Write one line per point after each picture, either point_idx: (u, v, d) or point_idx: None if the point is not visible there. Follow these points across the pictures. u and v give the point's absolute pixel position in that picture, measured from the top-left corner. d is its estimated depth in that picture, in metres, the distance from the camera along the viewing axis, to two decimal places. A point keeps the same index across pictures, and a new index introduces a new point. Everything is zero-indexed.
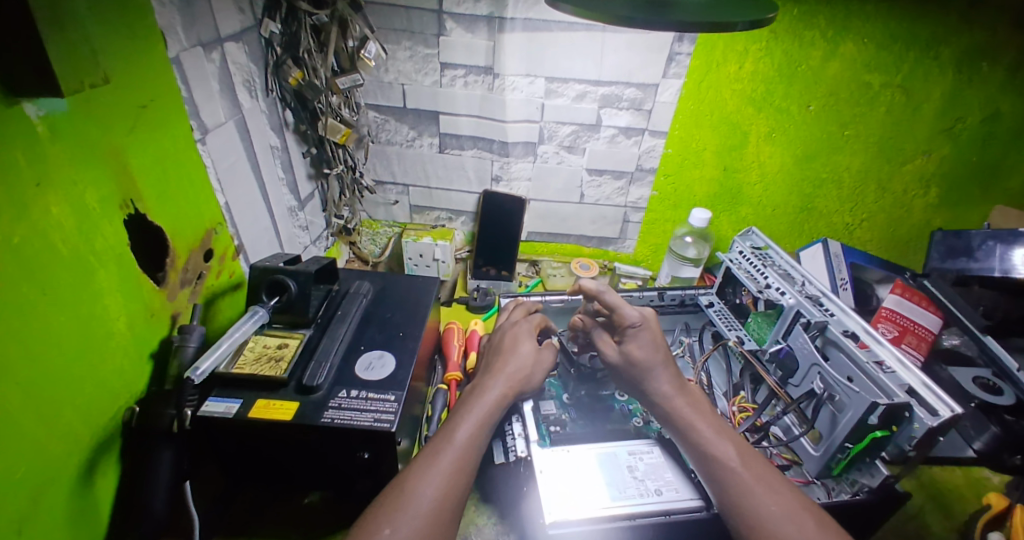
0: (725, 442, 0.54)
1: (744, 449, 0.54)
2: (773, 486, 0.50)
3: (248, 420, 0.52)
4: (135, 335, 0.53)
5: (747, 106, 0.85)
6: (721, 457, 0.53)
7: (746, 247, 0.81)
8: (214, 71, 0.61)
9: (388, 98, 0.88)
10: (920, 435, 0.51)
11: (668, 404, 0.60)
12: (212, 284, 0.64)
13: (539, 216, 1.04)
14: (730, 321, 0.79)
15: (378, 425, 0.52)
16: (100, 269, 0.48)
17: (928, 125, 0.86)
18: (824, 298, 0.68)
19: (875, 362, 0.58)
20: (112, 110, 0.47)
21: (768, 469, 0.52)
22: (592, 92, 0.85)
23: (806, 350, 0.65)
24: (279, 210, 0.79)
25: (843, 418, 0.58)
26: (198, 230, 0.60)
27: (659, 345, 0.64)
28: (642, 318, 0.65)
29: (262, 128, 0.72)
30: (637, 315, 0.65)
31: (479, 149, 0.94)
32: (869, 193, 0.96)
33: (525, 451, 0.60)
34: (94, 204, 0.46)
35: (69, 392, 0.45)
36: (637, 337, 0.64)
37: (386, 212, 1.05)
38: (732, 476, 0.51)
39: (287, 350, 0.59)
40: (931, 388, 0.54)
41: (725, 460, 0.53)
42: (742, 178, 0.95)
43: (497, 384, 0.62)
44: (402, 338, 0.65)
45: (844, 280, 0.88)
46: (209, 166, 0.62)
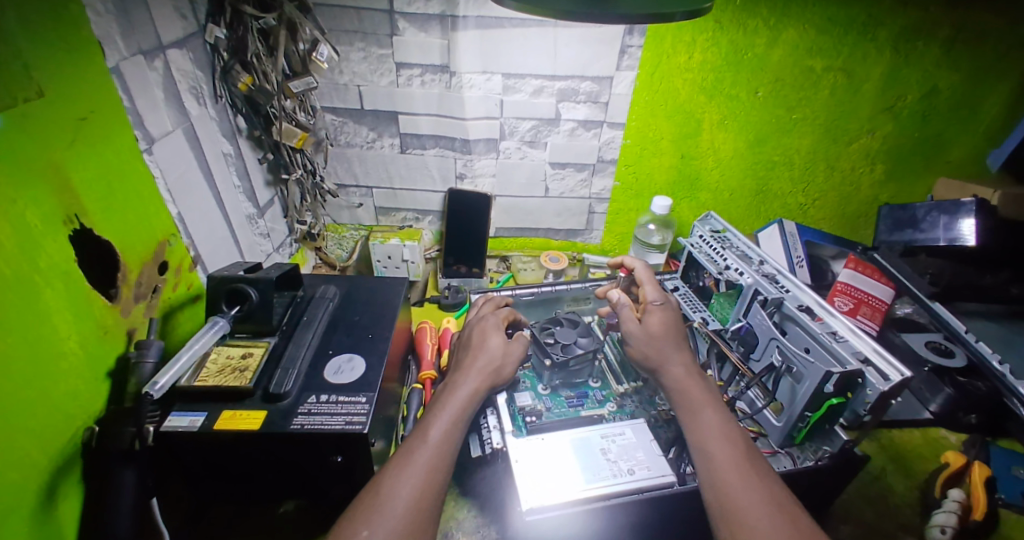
0: (710, 421, 0.57)
1: (727, 426, 0.56)
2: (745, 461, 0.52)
3: (213, 433, 0.51)
4: (89, 354, 0.51)
5: (699, 95, 0.88)
6: (706, 433, 0.56)
7: (705, 231, 0.83)
8: (158, 79, 0.60)
9: (344, 100, 0.87)
10: (874, 399, 0.55)
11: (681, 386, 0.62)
12: (169, 298, 0.63)
13: (506, 212, 1.04)
14: (695, 303, 0.81)
15: (350, 428, 0.52)
16: (46, 288, 0.46)
17: (871, 105, 0.91)
18: (781, 275, 0.71)
19: (828, 332, 0.61)
20: (50, 123, 0.46)
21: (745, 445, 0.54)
22: (549, 86, 0.86)
23: (764, 326, 0.67)
24: (237, 220, 0.77)
25: (801, 388, 0.60)
26: (149, 243, 0.58)
27: (675, 321, 0.70)
28: (663, 298, 0.74)
29: (213, 135, 0.70)
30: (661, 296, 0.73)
31: (440, 147, 0.94)
32: (819, 172, 1.00)
33: (501, 442, 0.62)
34: (35, 221, 0.44)
35: (23, 417, 0.44)
36: (656, 312, 0.71)
37: (351, 216, 1.04)
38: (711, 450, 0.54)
39: (252, 359, 0.58)
40: (882, 355, 0.57)
41: (709, 438, 0.55)
42: (699, 165, 0.98)
43: (469, 380, 0.63)
44: (371, 340, 0.65)
45: (800, 258, 0.92)
46: (158, 176, 0.60)
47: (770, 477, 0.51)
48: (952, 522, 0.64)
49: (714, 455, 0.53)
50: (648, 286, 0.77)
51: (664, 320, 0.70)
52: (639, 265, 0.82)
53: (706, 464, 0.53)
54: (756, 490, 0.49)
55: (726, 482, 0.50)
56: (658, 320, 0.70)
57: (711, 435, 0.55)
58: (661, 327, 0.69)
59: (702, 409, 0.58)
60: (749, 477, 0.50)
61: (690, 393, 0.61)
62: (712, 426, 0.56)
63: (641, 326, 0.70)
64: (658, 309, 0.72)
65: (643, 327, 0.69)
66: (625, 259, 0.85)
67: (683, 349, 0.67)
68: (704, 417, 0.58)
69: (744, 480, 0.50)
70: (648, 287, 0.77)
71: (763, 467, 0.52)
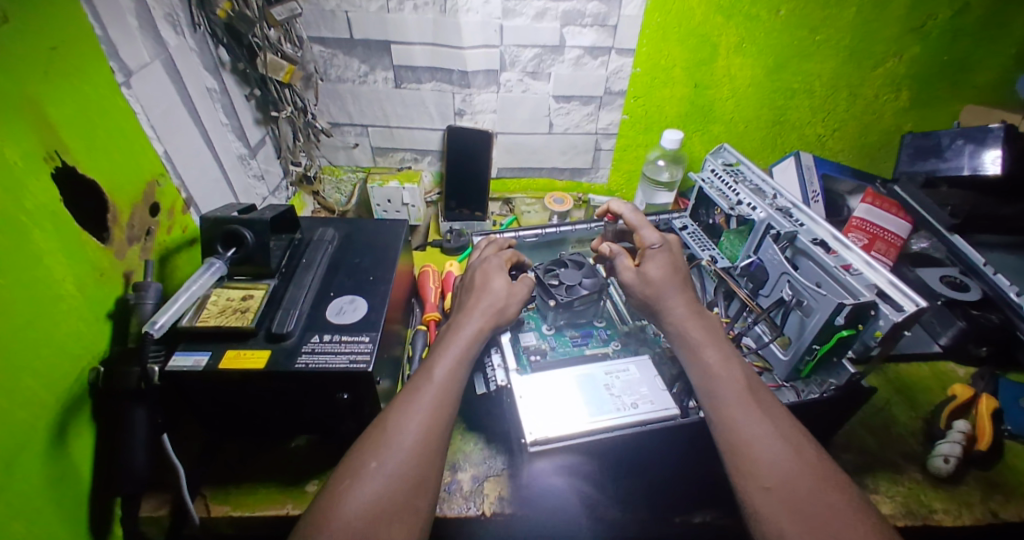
0: (713, 357, 0.56)
1: (729, 362, 0.56)
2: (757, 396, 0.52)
3: (218, 372, 0.51)
4: (88, 297, 0.50)
5: (715, 15, 0.81)
6: (710, 369, 0.55)
7: (717, 165, 0.79)
8: (128, 4, 0.55)
9: (332, 29, 0.81)
10: (886, 330, 0.54)
11: (680, 326, 0.61)
12: (164, 240, 0.61)
13: (509, 151, 1.00)
14: (704, 242, 0.79)
15: (354, 366, 0.52)
16: (34, 228, 0.45)
17: (897, 24, 0.83)
18: (795, 209, 0.68)
19: (842, 265, 0.59)
20: (17, 53, 0.43)
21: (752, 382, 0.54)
22: (553, 8, 0.79)
23: (775, 261, 0.65)
24: (229, 160, 0.74)
25: (810, 322, 0.59)
26: (137, 184, 0.56)
27: (676, 263, 0.68)
28: (660, 239, 0.72)
29: (195, 68, 0.66)
30: (658, 239, 0.71)
31: (437, 81, 0.88)
32: (840, 100, 0.94)
33: (506, 380, 0.61)
34: (15, 159, 0.42)
35: (24, 358, 0.44)
36: (654, 256, 0.69)
37: (347, 157, 1.00)
38: (712, 386, 0.54)
39: (253, 301, 0.58)
40: (897, 286, 0.55)
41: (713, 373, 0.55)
42: (712, 95, 0.92)
43: (473, 320, 0.62)
44: (372, 282, 0.64)
45: (815, 193, 0.88)
46: (139, 112, 0.57)
47: (774, 408, 0.52)
48: (956, 452, 0.64)
49: (717, 390, 0.53)
50: (643, 230, 0.74)
51: (663, 263, 0.68)
52: (628, 209, 0.79)
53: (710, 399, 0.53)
54: (763, 422, 0.50)
55: (734, 415, 0.51)
56: (658, 265, 0.68)
57: (715, 371, 0.55)
58: (661, 271, 0.67)
59: (703, 346, 0.58)
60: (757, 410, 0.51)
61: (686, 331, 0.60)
62: (714, 362, 0.56)
63: (639, 272, 0.69)
64: (656, 254, 0.70)
65: (643, 275, 0.68)
66: (611, 204, 0.81)
67: (685, 288, 0.66)
68: (704, 354, 0.57)
69: (753, 412, 0.50)
70: (643, 230, 0.74)
71: (769, 399, 0.53)
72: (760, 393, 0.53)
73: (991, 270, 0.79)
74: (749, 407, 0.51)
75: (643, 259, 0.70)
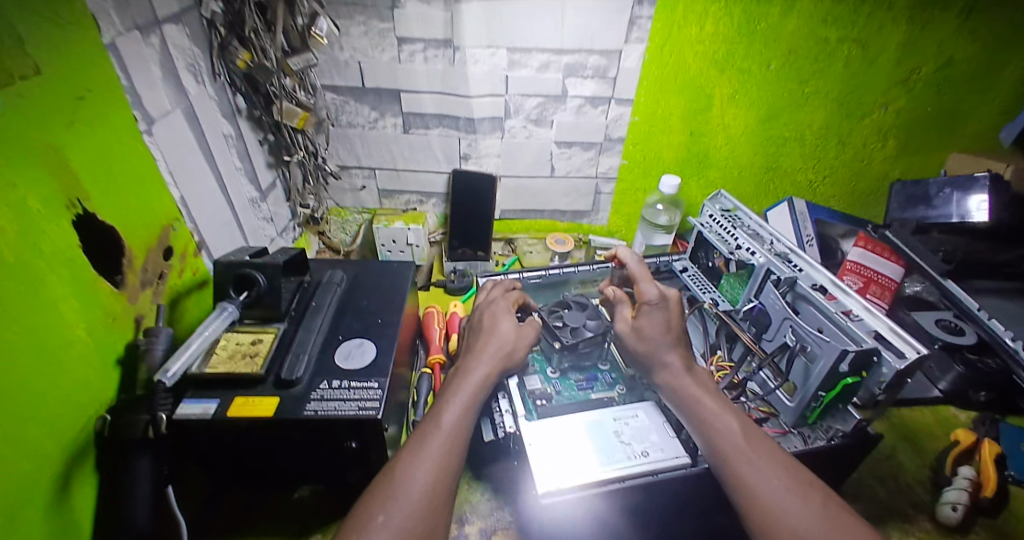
0: (711, 405, 0.57)
1: (728, 409, 0.56)
2: (761, 445, 0.52)
3: (226, 420, 0.51)
4: (97, 343, 0.50)
5: (710, 68, 0.85)
6: (711, 417, 0.56)
7: (716, 210, 0.81)
8: (155, 57, 0.57)
9: (344, 77, 0.84)
10: (890, 377, 0.55)
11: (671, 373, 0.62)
12: (175, 284, 0.61)
13: (512, 194, 1.03)
14: (704, 283, 0.81)
15: (364, 413, 0.52)
16: (50, 274, 0.45)
17: (886, 77, 0.89)
18: (793, 254, 0.70)
19: (842, 311, 0.61)
20: (43, 104, 0.44)
21: (754, 430, 0.54)
22: (556, 60, 0.83)
23: (777, 306, 0.66)
24: (240, 203, 0.76)
25: (815, 367, 0.60)
26: (153, 228, 0.57)
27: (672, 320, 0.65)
28: (661, 294, 0.68)
29: (213, 115, 0.68)
30: (657, 293, 0.67)
31: (444, 126, 0.91)
32: (830, 147, 0.98)
33: (514, 426, 0.62)
34: (36, 206, 0.43)
35: (33, 408, 0.43)
36: (650, 313, 0.66)
37: (354, 198, 1.02)
38: (716, 434, 0.54)
39: (261, 346, 0.58)
40: (897, 331, 0.57)
41: (714, 422, 0.55)
42: (708, 141, 0.96)
43: (481, 364, 0.62)
44: (380, 325, 0.64)
45: (810, 236, 0.91)
46: (159, 158, 0.58)
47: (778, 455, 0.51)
48: (964, 498, 0.64)
49: (721, 438, 0.53)
50: (644, 282, 0.70)
51: (660, 320, 0.65)
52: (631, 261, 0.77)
53: (715, 448, 0.53)
54: (773, 471, 0.49)
55: (742, 466, 0.51)
56: (652, 322, 0.65)
57: (715, 419, 0.55)
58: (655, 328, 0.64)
59: (699, 394, 0.59)
60: (766, 459, 0.51)
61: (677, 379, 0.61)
62: (713, 410, 0.56)
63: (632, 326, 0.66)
64: (652, 310, 0.67)
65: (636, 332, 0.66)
66: (619, 252, 0.82)
67: (678, 344, 0.64)
68: (702, 401, 0.58)
69: (762, 461, 0.50)
70: (645, 282, 0.70)
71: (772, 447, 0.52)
72: (764, 442, 0.53)
73: (987, 316, 0.80)
74: (756, 455, 0.51)
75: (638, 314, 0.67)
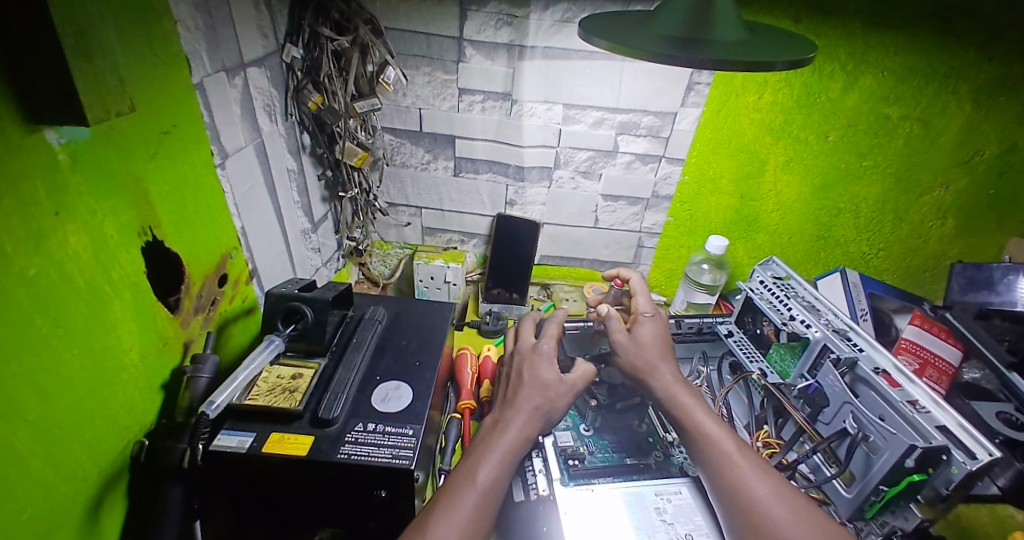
0: (739, 454, 0.55)
1: (756, 462, 0.54)
2: (795, 503, 0.50)
3: (261, 456, 0.50)
4: (147, 367, 0.51)
5: (765, 135, 0.86)
6: (739, 470, 0.54)
7: (767, 277, 0.80)
8: (237, 96, 0.61)
9: (404, 122, 0.88)
10: (959, 479, 0.50)
11: (691, 420, 0.60)
12: (225, 310, 0.63)
13: (553, 240, 1.03)
14: (752, 352, 0.78)
15: (397, 462, 0.50)
16: (115, 298, 0.46)
17: (946, 157, 0.88)
18: (852, 331, 0.67)
19: (908, 401, 0.57)
20: (135, 137, 0.46)
21: (787, 486, 0.52)
22: (610, 118, 0.85)
23: (836, 388, 0.63)
24: (293, 234, 0.78)
25: (878, 460, 0.56)
26: (213, 256, 0.59)
27: (664, 334, 0.71)
28: (653, 309, 0.75)
29: (280, 151, 0.71)
30: (651, 307, 0.75)
31: (493, 173, 0.93)
32: (886, 222, 0.97)
33: (547, 490, 0.60)
34: (112, 233, 0.45)
35: (78, 430, 0.44)
36: (647, 324, 0.72)
37: (398, 234, 1.04)
38: (742, 488, 0.52)
39: (301, 381, 0.58)
40: (967, 429, 0.53)
41: (742, 474, 0.53)
42: (758, 206, 0.95)
43: (523, 415, 0.60)
44: (418, 367, 0.63)
45: (864, 310, 0.87)
46: (228, 191, 0.61)
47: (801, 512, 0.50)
48: None
49: (751, 494, 0.51)
50: (639, 297, 0.78)
51: (654, 331, 0.71)
52: (636, 276, 0.82)
53: (746, 507, 0.51)
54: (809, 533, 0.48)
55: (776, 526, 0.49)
56: (648, 330, 0.71)
57: (743, 471, 0.53)
58: (650, 337, 0.70)
59: (719, 439, 0.57)
60: (801, 520, 0.49)
61: (698, 422, 0.59)
62: (740, 461, 0.54)
63: (631, 335, 0.71)
64: (647, 321, 0.73)
65: (632, 337, 0.71)
66: (621, 272, 0.85)
67: (668, 357, 0.69)
68: (725, 448, 0.56)
69: (797, 522, 0.49)
70: (639, 297, 0.77)
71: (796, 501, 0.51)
72: (799, 502, 0.51)
73: None
74: (790, 515, 0.49)
75: (634, 324, 0.73)
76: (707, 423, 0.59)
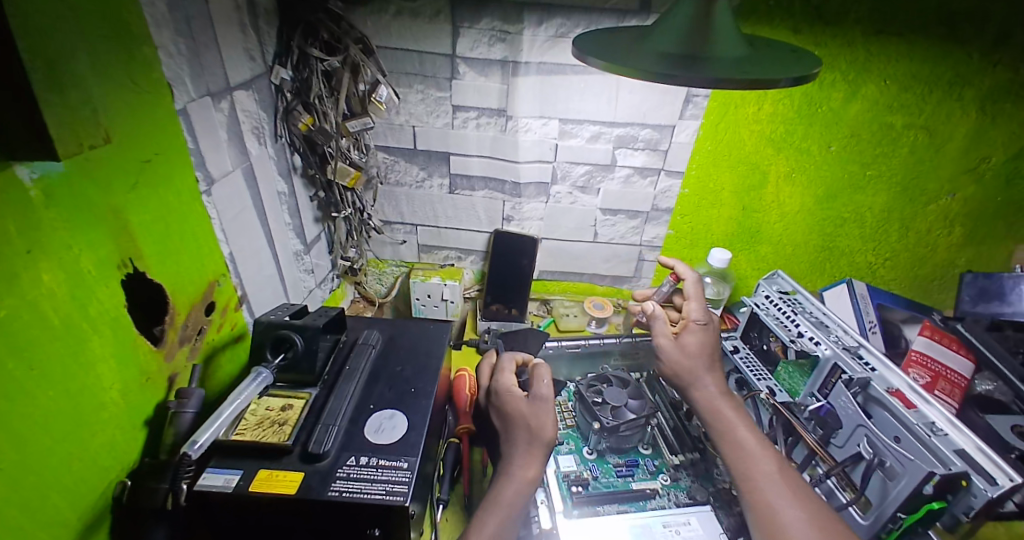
0: (768, 470, 0.56)
1: (786, 480, 0.55)
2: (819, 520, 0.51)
3: (247, 496, 0.47)
4: (129, 404, 0.49)
5: (766, 146, 0.84)
6: (764, 483, 0.55)
7: (773, 292, 0.78)
8: (222, 120, 0.59)
9: (398, 139, 0.86)
10: (980, 506, 0.48)
11: (732, 432, 0.61)
12: (213, 339, 0.61)
13: (551, 255, 1.01)
14: (758, 368, 0.74)
15: (390, 499, 0.47)
16: (94, 335, 0.44)
17: (952, 165, 0.86)
18: (863, 348, 0.65)
19: (925, 423, 0.55)
20: (113, 169, 0.44)
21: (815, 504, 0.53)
22: (607, 133, 0.84)
23: (849, 410, 0.60)
24: (284, 256, 0.76)
25: (895, 487, 0.53)
26: (199, 284, 0.57)
27: (713, 343, 0.72)
28: (706, 316, 0.75)
29: (270, 174, 0.70)
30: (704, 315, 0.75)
31: (490, 189, 0.92)
32: (892, 231, 0.95)
33: (550, 524, 0.57)
34: (89, 268, 0.43)
35: (57, 474, 0.42)
36: (700, 331, 0.73)
37: (393, 251, 1.03)
38: (766, 503, 0.54)
39: (291, 413, 0.55)
40: (986, 453, 0.51)
41: (767, 488, 0.55)
42: (760, 218, 0.93)
43: (522, 459, 0.59)
44: (414, 395, 0.61)
45: (872, 323, 0.85)
46: (214, 217, 0.59)
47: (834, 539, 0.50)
48: None
49: (777, 515, 0.52)
50: (692, 302, 0.77)
51: (702, 339, 0.72)
52: (692, 277, 0.80)
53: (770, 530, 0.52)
54: None
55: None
56: (697, 340, 0.72)
57: (769, 486, 0.55)
58: (697, 346, 0.71)
59: (752, 453, 0.58)
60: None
61: (740, 442, 0.60)
62: (768, 476, 0.56)
63: (677, 341, 0.73)
64: (698, 330, 0.73)
65: (679, 344, 0.72)
66: (678, 267, 0.83)
67: (716, 367, 0.70)
68: (755, 463, 0.57)
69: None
70: (692, 303, 0.77)
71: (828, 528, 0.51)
72: (823, 523, 0.51)
73: None
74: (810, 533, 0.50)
75: (683, 331, 0.74)
76: (745, 438, 0.60)
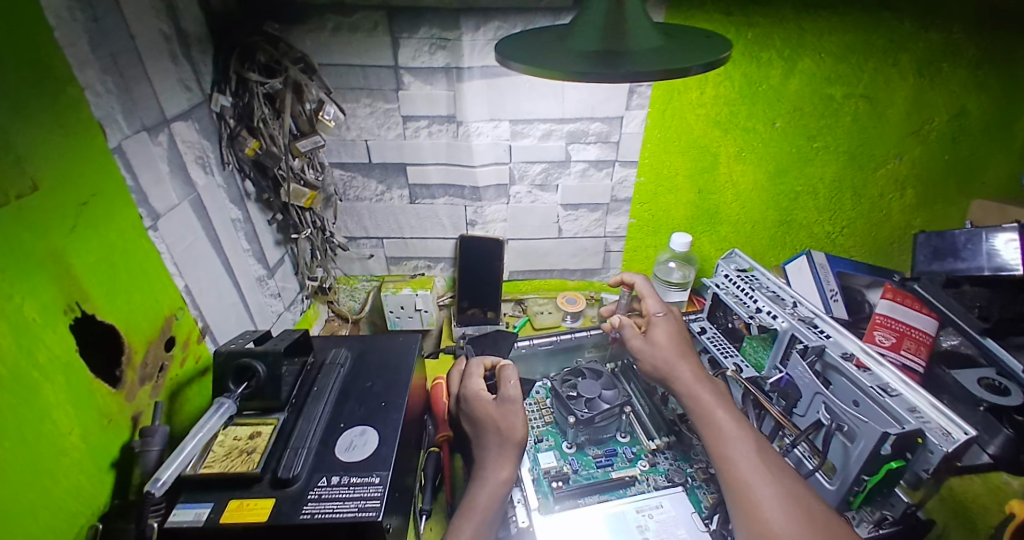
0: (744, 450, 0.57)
1: (761, 458, 0.56)
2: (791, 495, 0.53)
3: (218, 528, 0.47)
4: (92, 447, 0.49)
5: (714, 129, 0.86)
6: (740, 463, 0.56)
7: (731, 271, 0.79)
8: (162, 153, 0.59)
9: (352, 154, 0.86)
10: (937, 461, 0.49)
11: (708, 416, 0.62)
12: (176, 374, 0.61)
13: (519, 255, 1.02)
14: (725, 346, 0.76)
15: (362, 515, 0.48)
16: (45, 382, 0.44)
17: (897, 129, 0.89)
18: (818, 318, 0.66)
19: (878, 385, 0.56)
20: (48, 213, 0.44)
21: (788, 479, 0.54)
22: (558, 129, 0.84)
23: (806, 379, 0.62)
24: (246, 283, 0.76)
25: (855, 449, 0.54)
26: (155, 321, 0.57)
27: (679, 331, 0.75)
28: (664, 308, 0.79)
29: (221, 202, 0.70)
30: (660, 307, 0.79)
31: (450, 196, 0.92)
32: (845, 199, 0.97)
33: (527, 521, 0.58)
34: (32, 316, 0.42)
35: (22, 524, 0.41)
36: (662, 324, 0.76)
37: (362, 267, 1.03)
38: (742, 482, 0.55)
39: (259, 440, 0.55)
40: (941, 409, 0.53)
41: (743, 467, 0.56)
42: (717, 199, 0.95)
43: (495, 462, 0.59)
44: (384, 409, 0.61)
45: (834, 291, 0.87)
46: (163, 252, 0.59)
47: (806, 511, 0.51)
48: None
49: (754, 495, 0.53)
50: (648, 300, 0.81)
51: (668, 329, 0.75)
52: (640, 279, 0.84)
53: (748, 508, 0.53)
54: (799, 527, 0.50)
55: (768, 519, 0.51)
56: (663, 331, 0.74)
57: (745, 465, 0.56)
58: (665, 337, 0.73)
59: (729, 435, 0.59)
60: (799, 520, 0.50)
61: (719, 426, 0.61)
62: (744, 456, 0.57)
63: (646, 338, 0.75)
64: (660, 322, 0.76)
65: (648, 340, 0.74)
66: (625, 276, 0.86)
67: (687, 353, 0.71)
68: (732, 444, 0.58)
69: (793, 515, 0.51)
70: (649, 299, 0.81)
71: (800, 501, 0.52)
72: (796, 496, 0.53)
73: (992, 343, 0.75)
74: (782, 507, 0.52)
75: (648, 327, 0.76)
76: (722, 420, 0.61)
